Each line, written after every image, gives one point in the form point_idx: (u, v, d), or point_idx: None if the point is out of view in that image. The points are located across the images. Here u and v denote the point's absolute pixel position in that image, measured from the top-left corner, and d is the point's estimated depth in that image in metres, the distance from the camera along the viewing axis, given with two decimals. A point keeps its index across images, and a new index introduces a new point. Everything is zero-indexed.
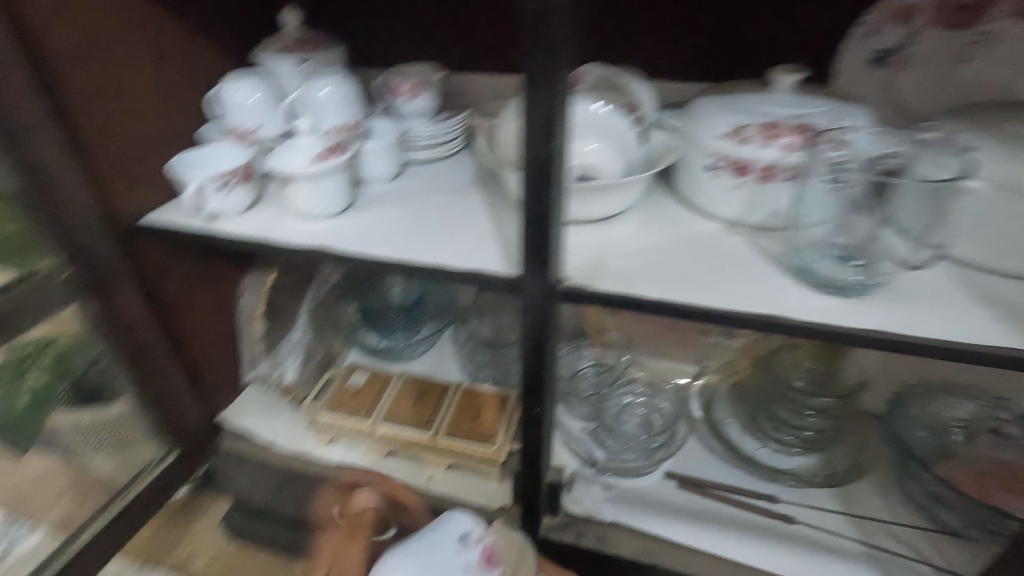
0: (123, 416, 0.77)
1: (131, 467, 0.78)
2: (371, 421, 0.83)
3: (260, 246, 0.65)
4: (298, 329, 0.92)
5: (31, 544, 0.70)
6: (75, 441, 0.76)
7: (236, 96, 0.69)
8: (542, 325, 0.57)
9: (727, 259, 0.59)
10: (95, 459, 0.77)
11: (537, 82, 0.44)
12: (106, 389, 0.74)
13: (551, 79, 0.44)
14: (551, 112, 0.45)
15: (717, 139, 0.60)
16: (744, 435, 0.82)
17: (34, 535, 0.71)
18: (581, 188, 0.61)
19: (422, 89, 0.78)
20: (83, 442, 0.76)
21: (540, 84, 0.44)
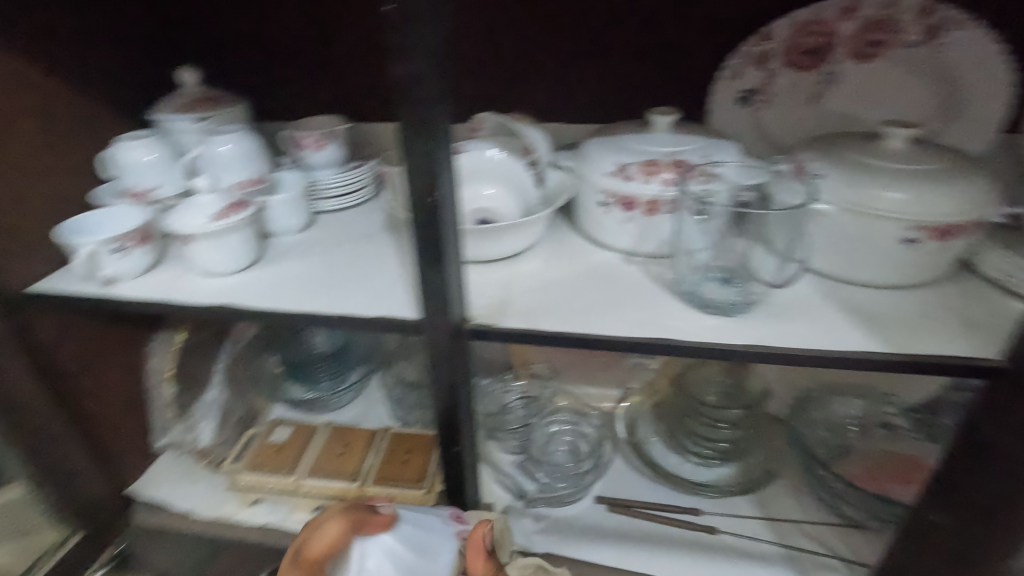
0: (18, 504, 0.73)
1: (30, 554, 0.75)
2: (294, 477, 0.80)
3: (162, 307, 0.63)
4: (214, 389, 0.88)
5: None
6: None
7: (131, 157, 0.68)
8: (452, 365, 0.58)
9: (623, 288, 0.63)
10: None
11: (414, 138, 0.46)
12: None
13: (428, 134, 0.46)
14: (431, 164, 0.47)
15: (604, 177, 0.64)
16: (667, 451, 0.85)
17: None
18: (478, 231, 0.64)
19: (327, 141, 0.79)
20: None
21: (417, 139, 0.46)
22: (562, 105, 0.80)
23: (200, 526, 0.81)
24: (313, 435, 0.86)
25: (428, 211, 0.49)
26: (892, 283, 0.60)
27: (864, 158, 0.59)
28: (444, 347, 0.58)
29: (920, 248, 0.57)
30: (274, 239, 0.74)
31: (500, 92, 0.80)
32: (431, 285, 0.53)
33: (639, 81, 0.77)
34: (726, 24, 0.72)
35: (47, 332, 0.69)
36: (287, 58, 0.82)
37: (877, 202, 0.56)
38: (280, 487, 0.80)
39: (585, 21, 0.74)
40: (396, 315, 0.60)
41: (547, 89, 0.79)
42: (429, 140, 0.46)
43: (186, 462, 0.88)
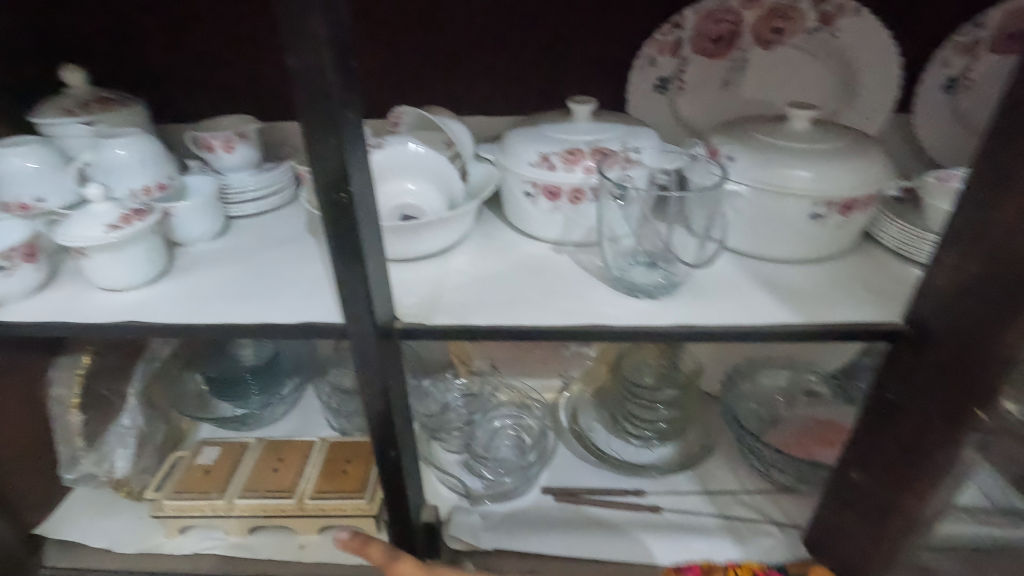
0: None
1: None
2: (225, 500, 0.76)
3: (58, 328, 0.58)
4: (128, 415, 0.81)
5: None
6: None
7: (11, 166, 0.62)
8: (382, 369, 0.56)
9: (553, 279, 0.63)
10: None
11: (317, 135, 0.44)
12: None
13: (331, 128, 0.43)
14: (338, 160, 0.44)
15: (528, 167, 0.64)
16: (610, 436, 0.87)
17: None
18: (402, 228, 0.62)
19: (236, 141, 0.75)
20: None
21: (320, 135, 0.43)
22: (483, 97, 0.79)
23: (122, 562, 0.75)
24: (244, 453, 0.82)
25: (339, 212, 0.47)
26: (805, 257, 0.63)
27: (773, 139, 0.62)
28: (373, 352, 0.54)
29: (827, 223, 0.60)
30: (185, 249, 0.69)
31: (420, 86, 0.79)
32: (351, 288, 0.51)
33: (559, 71, 0.77)
34: (638, 13, 0.73)
35: None
36: (187, 54, 0.77)
37: (785, 181, 0.59)
38: (210, 512, 0.75)
39: (499, 11, 0.73)
40: (319, 321, 0.57)
41: (468, 81, 0.78)
42: (333, 135, 0.43)
43: (101, 495, 0.81)
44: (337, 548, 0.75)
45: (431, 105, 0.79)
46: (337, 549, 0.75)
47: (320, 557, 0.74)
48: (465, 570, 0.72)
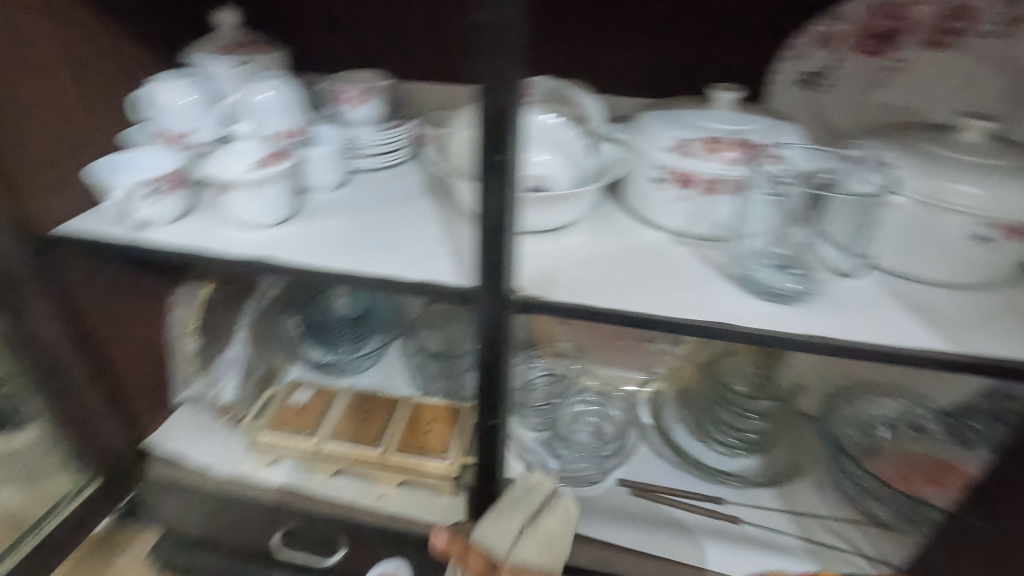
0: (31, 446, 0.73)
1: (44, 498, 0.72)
2: (316, 440, 0.79)
3: (194, 256, 0.61)
4: (237, 345, 0.87)
5: None
6: None
7: (167, 98, 0.66)
8: (498, 338, 0.56)
9: (673, 270, 0.61)
10: None
11: (490, 93, 0.44)
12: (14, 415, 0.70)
13: (505, 87, 0.43)
14: (506, 121, 0.44)
15: (662, 152, 0.61)
16: (691, 439, 0.84)
17: None
18: (537, 199, 0.61)
19: (369, 96, 0.76)
20: None
21: (493, 92, 0.44)
22: (613, 75, 0.77)
23: (217, 482, 0.80)
24: (334, 398, 0.84)
25: (493, 174, 0.47)
26: (953, 283, 0.58)
27: (940, 149, 0.56)
28: (494, 318, 0.55)
29: (997, 248, 0.54)
30: (309, 195, 0.72)
31: (564, 54, 0.77)
32: (486, 252, 0.51)
33: (704, 57, 0.74)
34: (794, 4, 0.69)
35: (75, 269, 0.66)
36: (336, 8, 0.79)
37: (952, 195, 0.53)
38: (301, 449, 0.79)
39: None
40: (436, 280, 0.57)
41: (605, 57, 0.76)
42: (505, 94, 0.43)
43: (203, 418, 0.86)
44: (414, 503, 0.78)
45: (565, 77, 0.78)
46: (414, 504, 0.78)
47: (398, 508, 0.78)
48: None
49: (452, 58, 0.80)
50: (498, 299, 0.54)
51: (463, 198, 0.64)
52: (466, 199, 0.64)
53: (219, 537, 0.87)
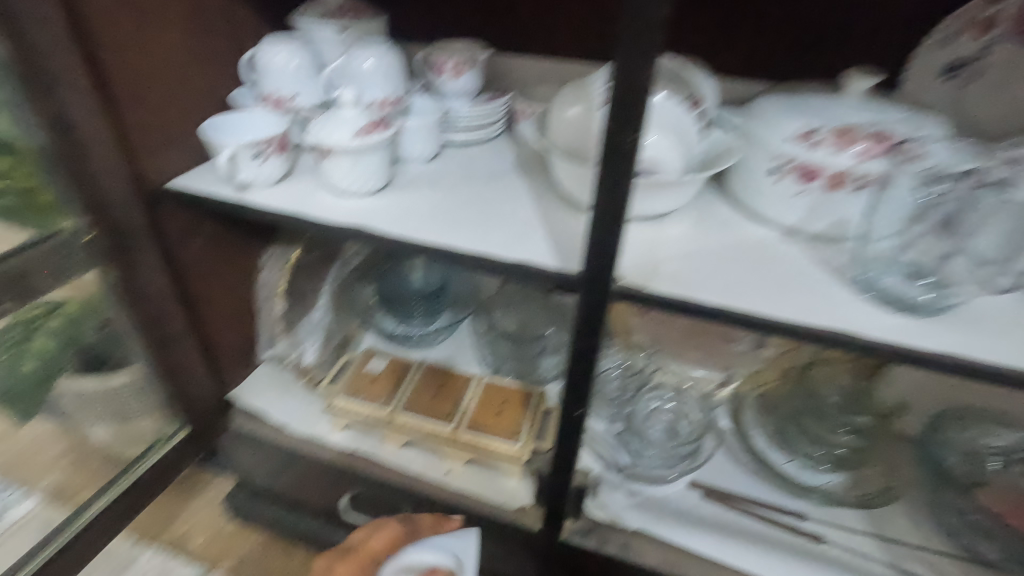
0: (127, 388, 0.75)
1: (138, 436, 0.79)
2: (390, 410, 0.80)
3: (293, 220, 0.61)
4: (320, 310, 0.88)
5: (25, 509, 0.77)
6: (75, 407, 0.80)
7: (275, 62, 0.65)
8: (596, 328, 0.54)
9: (785, 271, 0.57)
10: (94, 428, 0.82)
11: (628, 67, 0.41)
12: (114, 357, 0.74)
13: (647, 61, 0.40)
14: (642, 97, 0.41)
15: (785, 142, 0.57)
16: (772, 448, 0.79)
17: (28, 501, 0.78)
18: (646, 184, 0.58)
19: (465, 69, 0.74)
20: (84, 410, 0.80)
21: (633, 66, 0.40)
22: (727, 55, 0.72)
23: (293, 440, 0.83)
24: (408, 371, 0.85)
25: (619, 154, 0.44)
26: None
27: None
28: (590, 305, 0.52)
29: None
30: (402, 165, 0.71)
31: (685, 27, 0.71)
32: (596, 235, 0.48)
33: (836, 38, 0.67)
34: None
35: (177, 226, 0.67)
36: None
37: None
38: (374, 418, 0.80)
39: None
40: (534, 262, 0.55)
41: (724, 34, 0.70)
42: (645, 69, 0.40)
43: (284, 377, 0.88)
44: (481, 482, 0.77)
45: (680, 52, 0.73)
46: (481, 483, 0.77)
47: (464, 486, 0.77)
48: (605, 542, 0.71)
49: (553, 28, 0.76)
50: (598, 286, 0.51)
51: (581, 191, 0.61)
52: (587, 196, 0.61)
53: (289, 492, 0.90)
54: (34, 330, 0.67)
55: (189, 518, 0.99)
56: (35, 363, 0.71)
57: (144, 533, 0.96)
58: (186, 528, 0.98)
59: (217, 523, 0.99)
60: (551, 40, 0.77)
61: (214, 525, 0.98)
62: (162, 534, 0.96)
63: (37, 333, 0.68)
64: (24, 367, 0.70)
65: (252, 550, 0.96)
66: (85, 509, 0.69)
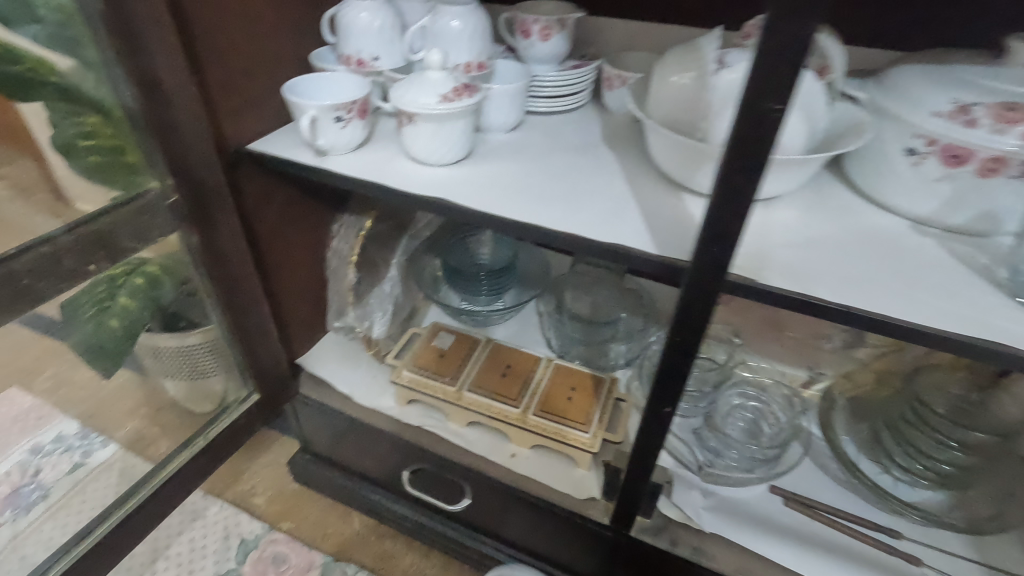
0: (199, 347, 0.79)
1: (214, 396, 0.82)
2: (456, 389, 0.78)
3: (377, 189, 0.59)
4: (390, 282, 0.86)
5: (107, 455, 0.85)
6: (149, 365, 0.81)
7: (358, 20, 0.62)
8: (700, 324, 0.47)
9: (917, 268, 0.50)
10: (167, 385, 0.85)
11: (785, 20, 0.32)
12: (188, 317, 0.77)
13: (814, 11, 0.31)
14: (800, 58, 0.33)
15: (932, 117, 0.49)
16: (862, 456, 0.73)
17: (109, 448, 0.85)
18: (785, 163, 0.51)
19: (554, 31, 0.69)
20: (157, 368, 0.82)
21: (794, 19, 0.32)
22: (853, 21, 0.64)
23: (357, 411, 0.82)
24: (475, 348, 0.83)
25: (759, 131, 0.36)
26: None
27: None
28: (692, 301, 0.46)
29: None
30: (483, 134, 0.68)
31: None
32: (710, 224, 0.41)
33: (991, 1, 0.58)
34: None
35: (254, 191, 0.66)
36: None
37: None
38: (440, 396, 0.78)
39: None
40: (634, 248, 0.50)
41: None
42: (811, 24, 0.32)
43: (351, 348, 0.87)
44: (547, 469, 0.75)
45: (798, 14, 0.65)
46: (547, 469, 0.75)
47: (529, 471, 0.75)
48: (677, 543, 0.68)
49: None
50: (709, 280, 0.45)
51: (704, 179, 0.54)
52: (699, 178, 0.54)
53: (351, 461, 0.91)
54: (116, 289, 0.65)
55: (254, 477, 1.02)
56: (118, 320, 0.68)
57: (213, 488, 1.00)
58: (250, 486, 1.01)
59: (279, 483, 1.01)
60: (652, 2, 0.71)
61: (276, 485, 1.01)
62: (228, 491, 0.99)
63: (119, 292, 0.66)
64: (112, 323, 0.68)
65: (311, 512, 0.98)
66: (159, 471, 0.70)
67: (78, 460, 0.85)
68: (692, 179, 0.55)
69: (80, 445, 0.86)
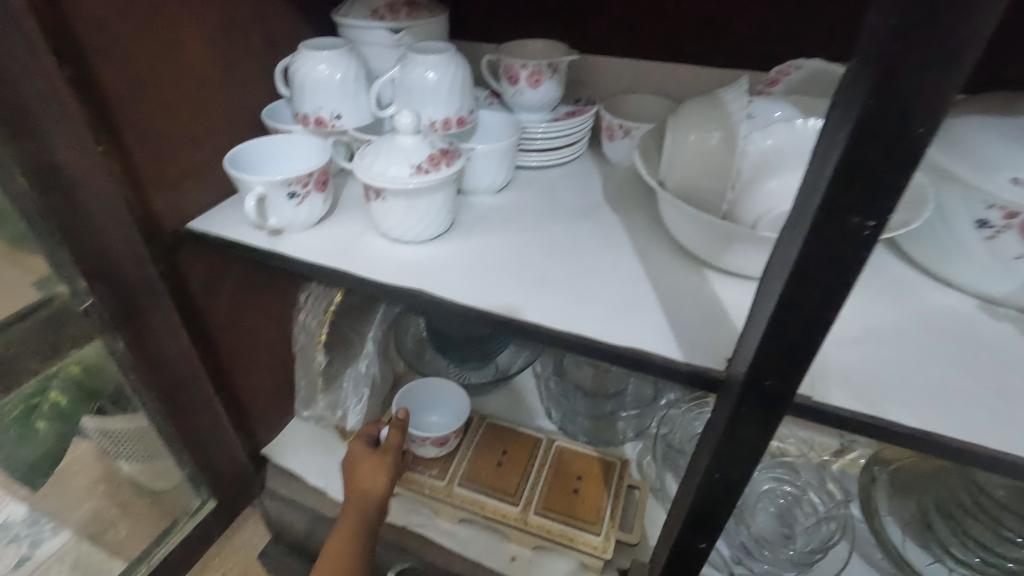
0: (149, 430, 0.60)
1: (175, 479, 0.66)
2: (445, 484, 0.69)
3: (337, 275, 0.49)
4: (365, 360, 0.76)
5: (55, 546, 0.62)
6: (113, 448, 0.62)
7: (314, 74, 0.53)
8: (743, 459, 0.37)
9: (1007, 369, 0.41)
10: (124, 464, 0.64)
11: (886, 113, 0.23)
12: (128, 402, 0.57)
13: (930, 102, 0.22)
14: (903, 164, 0.24)
15: (1007, 185, 0.41)
16: (909, 543, 0.64)
17: (57, 537, 0.62)
18: None
19: (545, 76, 0.60)
20: (117, 450, 0.62)
21: (899, 115, 0.22)
22: None
23: (332, 505, 0.72)
24: (468, 432, 0.74)
25: (840, 252, 0.27)
26: None
27: None
28: (741, 436, 0.36)
29: None
30: (466, 198, 0.58)
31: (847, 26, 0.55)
32: (761, 354, 0.32)
33: None
34: None
35: (200, 274, 0.56)
36: None
37: None
38: (428, 491, 0.69)
39: None
40: (655, 353, 0.41)
41: None
42: (926, 120, 0.22)
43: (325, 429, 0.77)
44: None
45: (829, 55, 0.57)
46: None
47: None
48: None
49: (660, 29, 0.62)
50: (761, 405, 0.34)
51: (739, 261, 0.45)
52: (733, 259, 0.45)
53: None
54: (46, 382, 0.49)
55: None
56: (47, 420, 0.53)
57: None
58: None
59: None
60: (655, 42, 0.63)
61: None
62: None
63: (50, 386, 0.50)
64: (37, 427, 0.52)
65: None
66: None
67: (25, 553, 0.59)
68: (721, 259, 0.46)
69: (27, 534, 0.58)
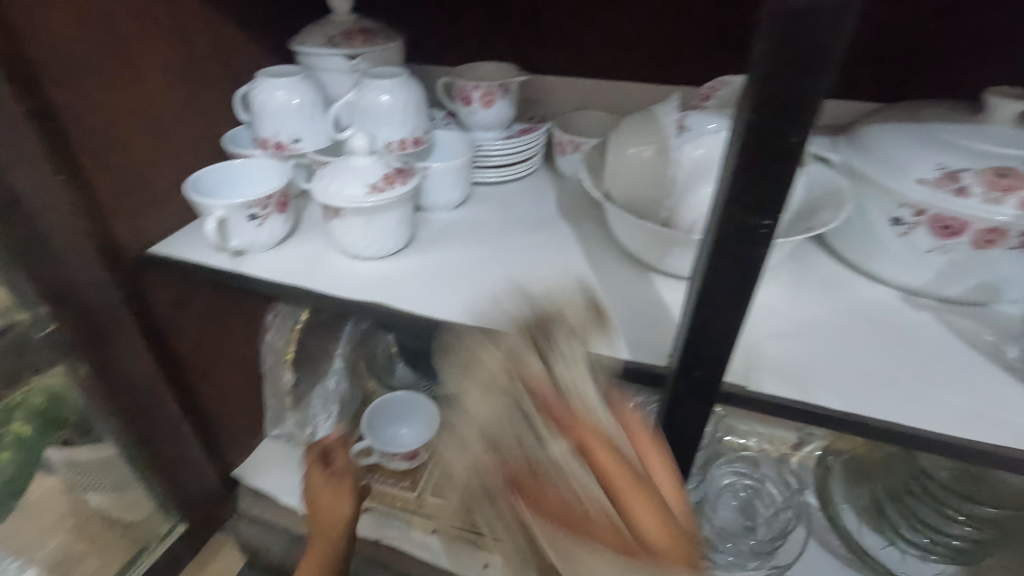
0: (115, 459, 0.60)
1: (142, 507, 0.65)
2: (416, 495, 0.70)
3: (300, 292, 0.51)
4: (333, 377, 0.77)
5: None
6: (79, 478, 0.62)
7: (272, 100, 0.55)
8: (684, 448, 0.40)
9: (922, 354, 0.44)
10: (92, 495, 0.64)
11: (767, 125, 0.26)
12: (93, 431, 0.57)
13: (802, 115, 0.26)
14: (788, 170, 0.27)
15: (916, 185, 0.44)
16: (864, 528, 0.68)
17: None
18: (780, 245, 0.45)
19: (497, 96, 0.63)
20: (83, 480, 0.62)
21: (779, 126, 0.26)
22: None
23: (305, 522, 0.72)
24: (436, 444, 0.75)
25: (746, 251, 0.30)
26: None
27: None
28: (680, 426, 0.39)
29: None
30: (425, 214, 0.60)
31: None
32: (688, 347, 0.34)
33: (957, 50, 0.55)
34: None
35: (165, 298, 0.57)
36: None
37: None
38: (402, 503, 0.71)
39: None
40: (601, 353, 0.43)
41: None
42: (800, 130, 0.26)
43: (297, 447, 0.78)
44: None
45: None
46: None
47: None
48: None
49: (604, 50, 0.65)
50: (694, 395, 0.37)
51: (678, 263, 0.48)
52: (674, 262, 0.48)
53: None
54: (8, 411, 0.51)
55: None
56: (9, 449, 0.54)
57: None
58: None
59: None
60: (600, 62, 0.67)
61: None
62: None
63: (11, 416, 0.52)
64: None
65: None
66: None
67: None
68: (663, 262, 0.49)
69: None
